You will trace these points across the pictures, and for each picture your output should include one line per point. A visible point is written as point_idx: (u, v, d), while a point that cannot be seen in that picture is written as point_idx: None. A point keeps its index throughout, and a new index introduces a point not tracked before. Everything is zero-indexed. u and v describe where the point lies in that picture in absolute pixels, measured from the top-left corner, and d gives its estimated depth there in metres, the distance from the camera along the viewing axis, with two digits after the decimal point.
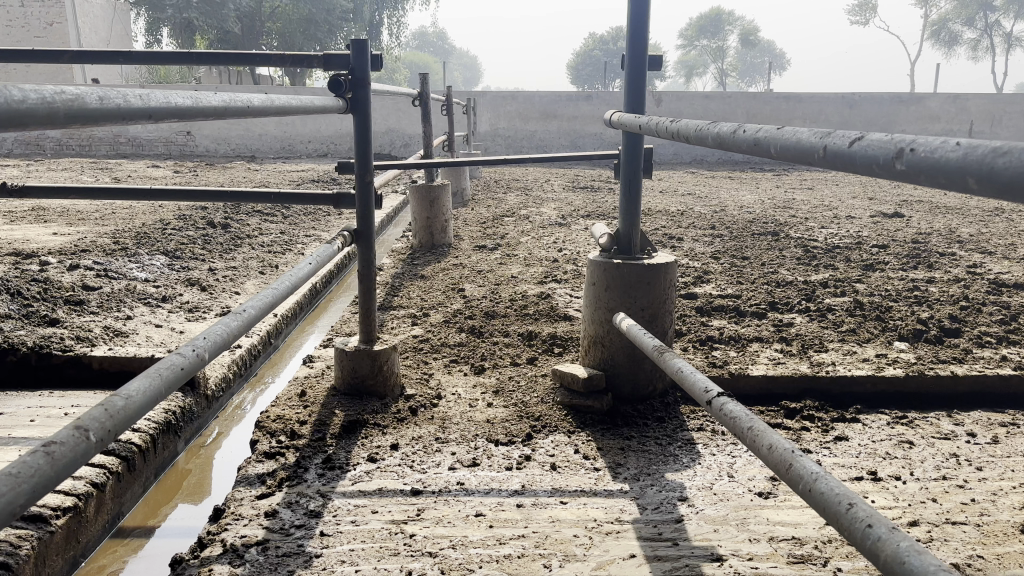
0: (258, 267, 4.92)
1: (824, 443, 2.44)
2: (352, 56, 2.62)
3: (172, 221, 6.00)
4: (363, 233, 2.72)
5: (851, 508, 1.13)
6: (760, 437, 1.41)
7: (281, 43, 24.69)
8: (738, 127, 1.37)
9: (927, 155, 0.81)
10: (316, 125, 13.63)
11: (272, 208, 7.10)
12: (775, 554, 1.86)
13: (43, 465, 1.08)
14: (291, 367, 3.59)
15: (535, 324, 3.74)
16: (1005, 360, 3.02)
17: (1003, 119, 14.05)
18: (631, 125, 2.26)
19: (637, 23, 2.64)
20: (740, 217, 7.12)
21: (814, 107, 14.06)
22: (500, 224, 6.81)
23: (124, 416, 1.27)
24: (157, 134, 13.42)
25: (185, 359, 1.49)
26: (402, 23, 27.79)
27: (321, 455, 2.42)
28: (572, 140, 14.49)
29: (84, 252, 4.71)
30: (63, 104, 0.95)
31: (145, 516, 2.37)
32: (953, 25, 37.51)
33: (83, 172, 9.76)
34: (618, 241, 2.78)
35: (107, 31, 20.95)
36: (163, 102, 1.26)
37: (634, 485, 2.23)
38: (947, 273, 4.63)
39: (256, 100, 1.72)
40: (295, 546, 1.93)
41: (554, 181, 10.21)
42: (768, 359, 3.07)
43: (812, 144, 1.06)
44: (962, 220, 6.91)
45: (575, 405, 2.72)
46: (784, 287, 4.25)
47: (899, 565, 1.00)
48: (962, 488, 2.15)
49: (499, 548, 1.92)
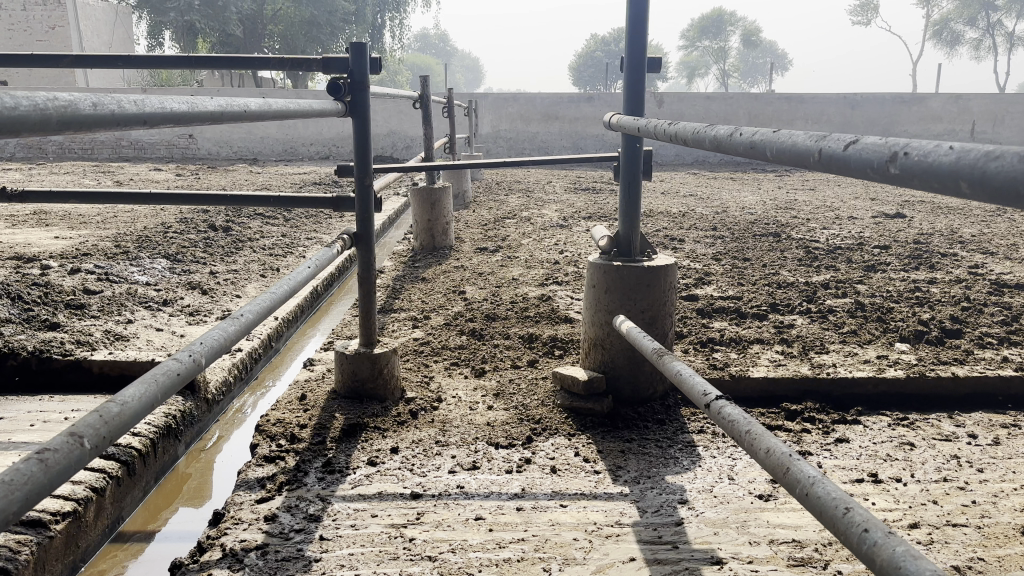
0: (259, 270, 4.93)
1: (824, 445, 2.44)
2: (351, 59, 2.62)
3: (174, 224, 6.02)
4: (363, 237, 2.72)
5: (848, 512, 1.12)
6: (758, 441, 1.40)
7: (283, 47, 24.75)
8: (734, 130, 1.37)
9: (920, 160, 0.81)
10: (318, 128, 13.65)
11: (274, 211, 7.13)
12: (775, 557, 1.85)
13: (36, 472, 1.08)
14: (291, 370, 3.60)
15: (535, 326, 3.74)
16: (1007, 361, 3.01)
17: (1006, 119, 14.02)
18: (630, 127, 2.25)
19: (636, 25, 2.64)
20: (741, 218, 7.12)
21: (816, 107, 14.06)
22: (501, 226, 6.82)
23: (119, 422, 1.27)
24: (160, 137, 13.45)
25: (181, 364, 1.49)
26: (405, 26, 27.87)
27: (321, 458, 2.42)
28: (574, 141, 14.49)
29: (85, 255, 4.72)
30: (55, 111, 0.95)
31: (145, 520, 2.37)
32: (955, 25, 37.48)
33: (85, 175, 9.79)
34: (617, 243, 2.78)
35: (109, 35, 21.02)
36: (159, 108, 1.26)
37: (634, 488, 2.23)
38: (949, 274, 4.63)
39: (254, 104, 1.72)
40: (294, 550, 1.93)
41: (555, 183, 10.23)
42: (768, 360, 3.07)
43: (807, 147, 1.05)
44: (963, 220, 6.91)
45: (576, 408, 2.72)
46: (785, 288, 4.25)
47: (895, 570, 0.99)
48: (962, 490, 2.14)
49: (498, 551, 1.91)
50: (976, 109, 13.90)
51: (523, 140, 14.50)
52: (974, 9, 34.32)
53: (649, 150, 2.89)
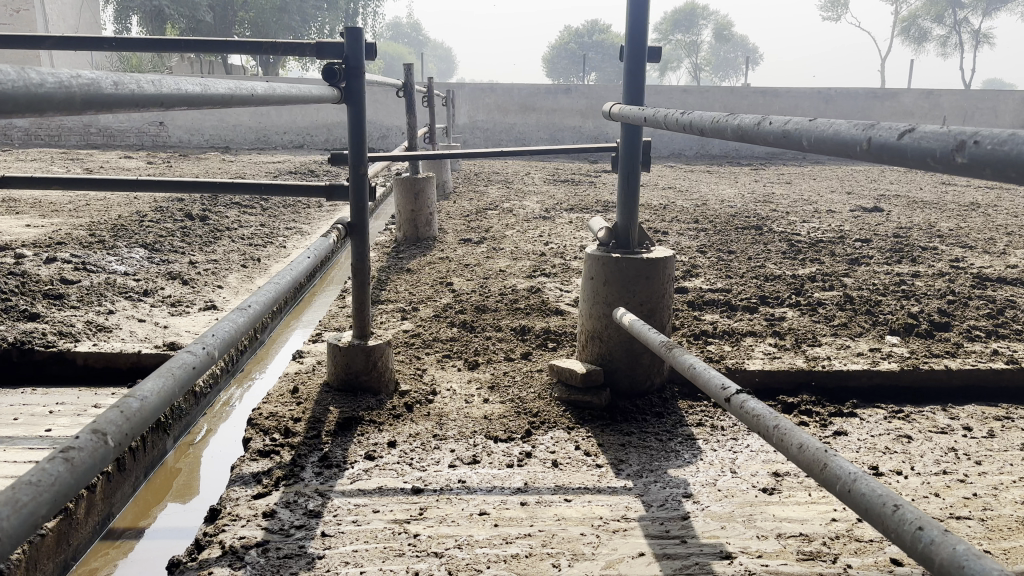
0: (239, 261, 4.82)
1: (823, 438, 2.44)
2: (346, 44, 2.54)
3: (149, 213, 5.87)
4: (357, 227, 2.66)
5: (897, 509, 1.12)
6: (788, 436, 1.39)
7: (254, 32, 24.29)
8: (763, 119, 1.35)
9: (994, 148, 0.80)
10: (292, 116, 13.43)
11: (251, 200, 6.98)
12: (784, 551, 1.85)
13: (63, 474, 1.03)
14: (278, 362, 3.53)
15: (527, 318, 3.71)
16: (997, 354, 3.05)
17: (975, 115, 14.23)
18: (635, 118, 2.22)
19: (637, 14, 2.61)
20: (722, 211, 7.15)
21: (792, 102, 14.19)
22: (483, 217, 6.77)
23: (140, 418, 1.21)
24: (130, 124, 13.11)
25: (196, 357, 1.43)
26: (378, 14, 27.51)
27: (317, 453, 2.37)
28: (551, 132, 14.41)
29: (59, 245, 4.58)
30: (79, 88, 0.90)
31: (135, 516, 2.30)
32: (923, 22, 37.96)
33: (53, 163, 9.50)
34: (616, 235, 2.75)
35: (75, 18, 20.33)
36: (175, 89, 1.20)
37: (638, 481, 2.21)
38: (931, 268, 4.68)
39: (260, 87, 1.66)
40: (296, 547, 1.88)
41: (534, 174, 10.18)
42: (763, 353, 3.07)
43: (854, 137, 1.03)
44: (940, 214, 7.00)
45: (574, 401, 2.69)
46: (772, 281, 4.26)
47: (958, 570, 0.99)
48: (963, 482, 2.16)
49: (506, 547, 1.89)
50: (946, 105, 14.12)
51: (500, 131, 14.41)
52: (942, 5, 34.63)
53: (648, 142, 2.85)
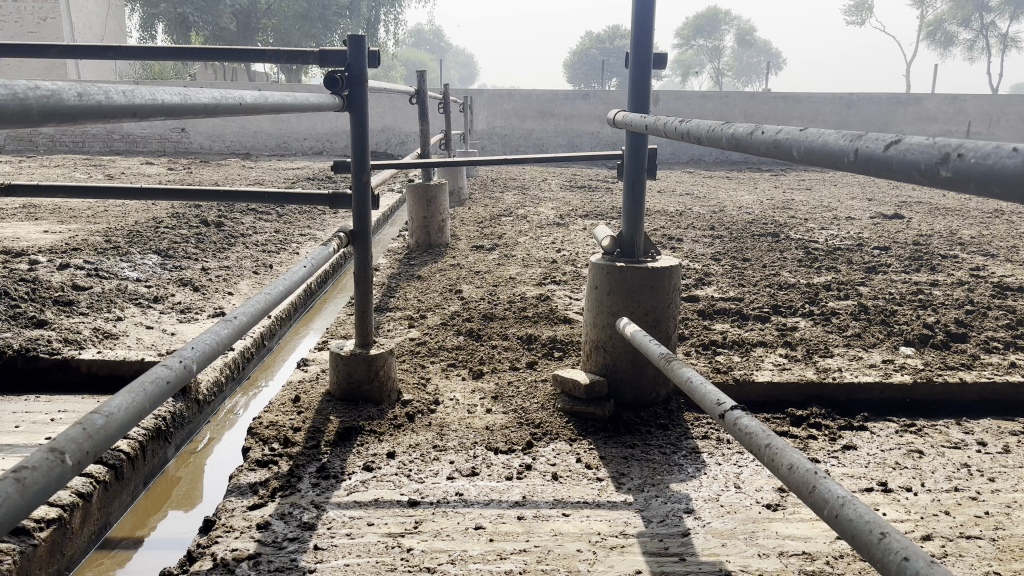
0: (251, 267, 4.83)
1: (831, 452, 2.38)
2: (349, 51, 2.51)
3: (166, 219, 5.91)
4: (359, 235, 2.63)
5: (884, 537, 1.08)
6: (779, 456, 1.35)
7: (276, 40, 24.69)
8: (755, 128, 1.31)
9: (979, 161, 0.76)
10: (311, 122, 13.50)
11: (267, 207, 7.01)
12: (785, 570, 1.80)
13: (13, 494, 1.01)
14: (284, 370, 3.52)
15: (534, 327, 3.67)
16: (1014, 367, 2.96)
17: (1001, 120, 13.98)
18: (637, 125, 2.18)
19: (643, 20, 2.56)
20: (739, 217, 7.07)
21: (812, 107, 14.03)
22: (497, 224, 6.74)
23: (104, 436, 1.20)
24: (151, 131, 13.26)
25: (171, 371, 1.42)
26: (400, 21, 27.65)
27: (315, 463, 2.35)
28: (569, 138, 14.38)
29: (74, 251, 4.62)
30: (37, 100, 0.88)
31: (133, 526, 2.30)
32: (948, 25, 37.31)
33: (75, 169, 9.61)
34: (621, 243, 2.70)
35: (102, 27, 20.58)
36: (149, 99, 1.18)
37: (638, 496, 2.17)
38: (951, 277, 4.58)
39: (248, 97, 1.64)
40: (287, 560, 1.86)
41: (551, 180, 10.14)
42: (772, 364, 3.01)
43: (841, 148, 0.99)
44: (963, 222, 6.86)
45: (577, 412, 2.65)
46: (786, 290, 4.20)
47: None
48: (974, 500, 2.09)
49: (499, 563, 1.85)
50: (971, 110, 13.87)
51: (518, 137, 14.44)
52: (968, 8, 34.40)
53: (654, 150, 2.81)
